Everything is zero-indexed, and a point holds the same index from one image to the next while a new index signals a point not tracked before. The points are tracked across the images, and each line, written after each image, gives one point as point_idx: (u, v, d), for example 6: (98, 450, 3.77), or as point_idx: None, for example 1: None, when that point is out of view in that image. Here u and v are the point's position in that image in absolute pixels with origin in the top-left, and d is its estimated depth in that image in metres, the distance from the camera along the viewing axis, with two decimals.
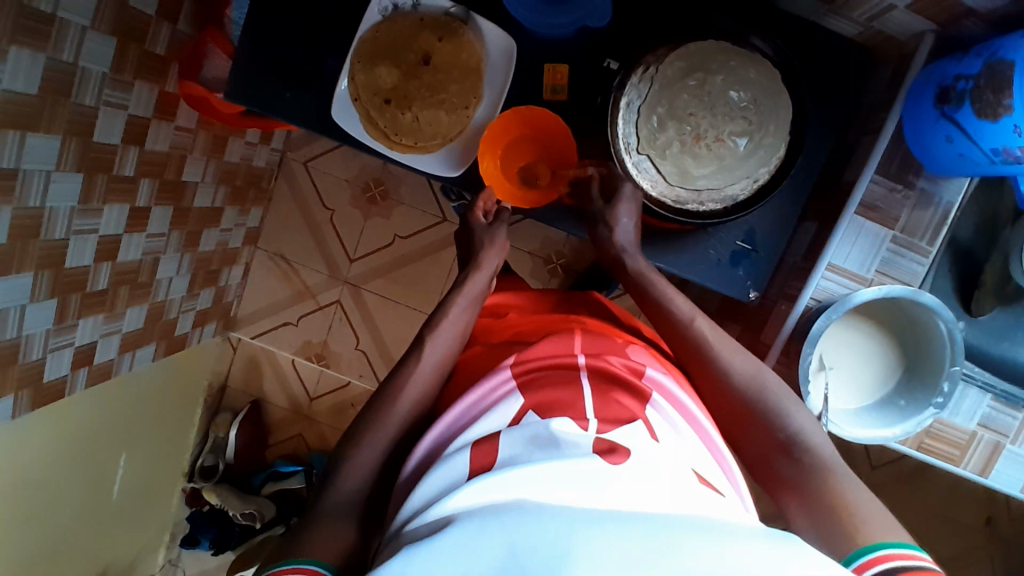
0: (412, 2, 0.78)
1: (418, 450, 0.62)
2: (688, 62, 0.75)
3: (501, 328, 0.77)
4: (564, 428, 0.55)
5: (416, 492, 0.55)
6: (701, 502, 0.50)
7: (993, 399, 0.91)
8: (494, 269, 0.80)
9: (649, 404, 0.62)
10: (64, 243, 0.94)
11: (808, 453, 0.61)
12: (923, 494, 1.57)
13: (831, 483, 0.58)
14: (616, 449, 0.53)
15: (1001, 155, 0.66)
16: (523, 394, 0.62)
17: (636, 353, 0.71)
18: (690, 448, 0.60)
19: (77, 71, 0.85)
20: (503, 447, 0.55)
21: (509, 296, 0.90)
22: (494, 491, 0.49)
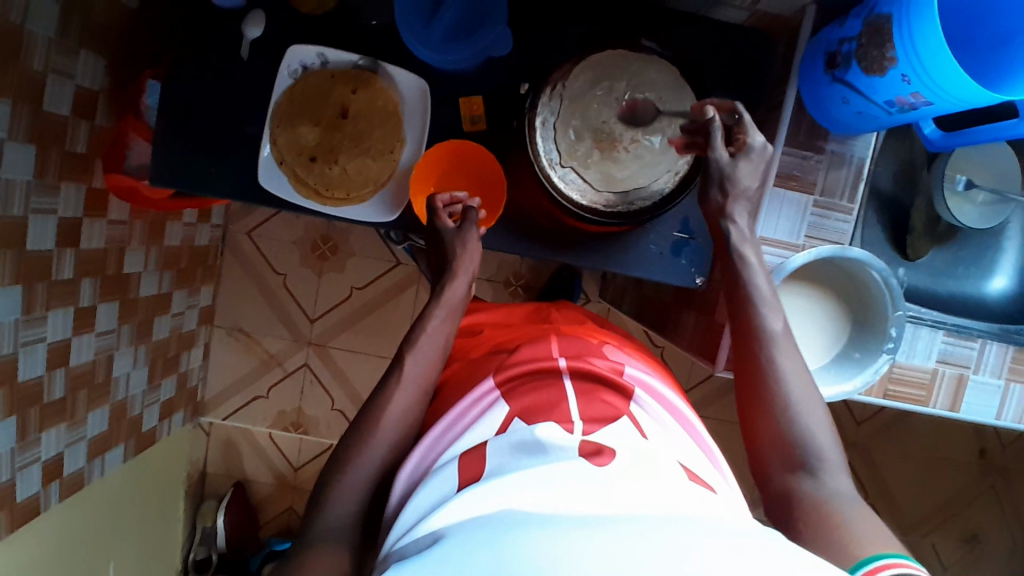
0: (320, 60, 0.80)
1: (406, 470, 0.63)
2: (592, 73, 0.79)
3: (478, 344, 0.80)
4: (547, 433, 0.57)
5: (405, 510, 0.56)
6: (688, 498, 0.50)
7: (947, 335, 0.93)
8: (471, 271, 0.79)
9: (632, 402, 0.66)
10: (13, 357, 0.91)
11: (824, 482, 0.63)
12: (911, 440, 1.61)
13: (837, 513, 0.59)
14: (602, 450, 0.55)
15: (896, 105, 0.70)
16: (508, 401, 0.64)
17: (612, 353, 0.75)
18: (674, 439, 0.64)
19: (1, 183, 0.84)
20: (490, 457, 0.56)
21: (480, 313, 0.91)
22: (480, 503, 0.50)
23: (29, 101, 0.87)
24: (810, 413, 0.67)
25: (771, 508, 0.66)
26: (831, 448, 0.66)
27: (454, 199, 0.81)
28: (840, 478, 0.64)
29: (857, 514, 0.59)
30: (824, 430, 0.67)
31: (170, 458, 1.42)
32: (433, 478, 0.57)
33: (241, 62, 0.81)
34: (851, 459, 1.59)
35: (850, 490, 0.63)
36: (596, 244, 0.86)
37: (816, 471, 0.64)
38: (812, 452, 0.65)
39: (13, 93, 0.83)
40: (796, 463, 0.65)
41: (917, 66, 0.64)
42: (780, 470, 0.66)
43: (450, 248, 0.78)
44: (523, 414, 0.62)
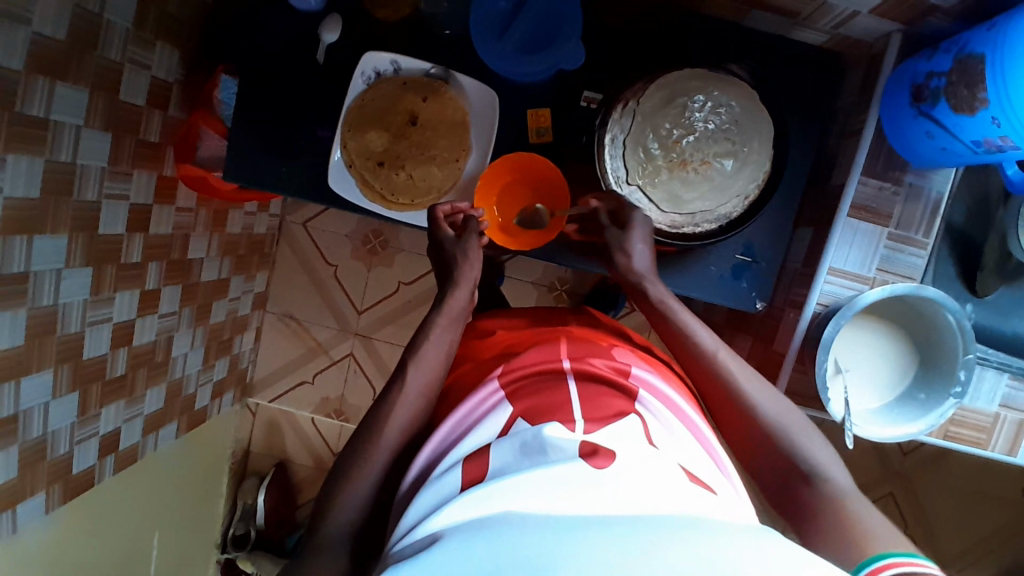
0: (393, 67, 0.81)
1: (420, 459, 0.65)
2: (666, 93, 0.77)
3: (491, 346, 0.80)
4: (554, 432, 0.57)
5: (410, 510, 0.57)
6: (684, 493, 0.52)
7: (1010, 378, 0.91)
8: (472, 283, 0.77)
9: (638, 402, 0.65)
10: (80, 335, 0.96)
11: (823, 485, 0.62)
12: (959, 475, 1.56)
13: (839, 509, 0.59)
14: (598, 451, 0.55)
15: (982, 146, 0.67)
16: (511, 403, 0.65)
17: (621, 354, 0.74)
18: (677, 440, 0.63)
19: (76, 169, 0.88)
20: (493, 458, 0.57)
21: (505, 319, 0.91)
22: (482, 505, 0.51)
23: (108, 92, 0.90)
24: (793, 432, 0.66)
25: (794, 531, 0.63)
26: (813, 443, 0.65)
27: (455, 209, 0.82)
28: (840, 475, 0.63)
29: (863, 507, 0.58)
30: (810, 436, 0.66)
31: (216, 435, 1.47)
32: (443, 473, 0.58)
33: (316, 65, 0.83)
34: (893, 489, 1.55)
35: (852, 485, 0.62)
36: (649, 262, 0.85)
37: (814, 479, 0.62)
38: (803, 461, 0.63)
39: (90, 83, 0.87)
40: (795, 476, 0.63)
41: (1010, 110, 0.61)
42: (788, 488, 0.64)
43: (452, 255, 0.77)
44: (527, 414, 0.63)
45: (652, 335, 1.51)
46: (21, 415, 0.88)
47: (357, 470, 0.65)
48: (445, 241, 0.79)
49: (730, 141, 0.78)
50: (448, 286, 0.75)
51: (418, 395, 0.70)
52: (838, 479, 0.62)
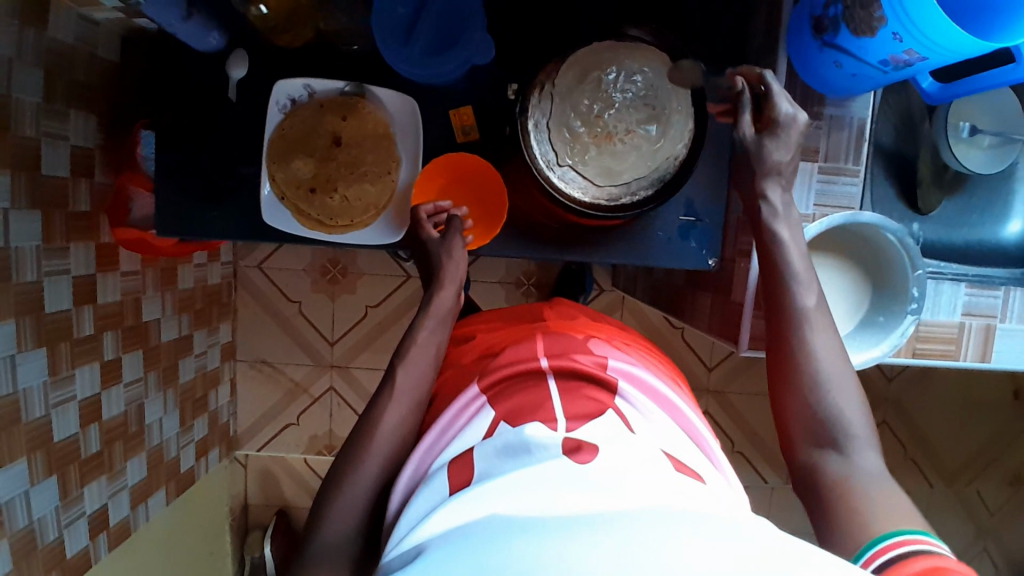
0: (307, 92, 0.80)
1: (403, 479, 0.64)
2: (580, 70, 0.79)
3: (471, 349, 0.80)
4: (536, 432, 0.57)
5: (397, 530, 0.56)
6: (671, 484, 0.51)
7: (969, 287, 0.90)
8: (458, 280, 0.80)
9: (618, 395, 0.65)
10: (46, 420, 0.93)
11: (852, 460, 0.63)
12: (946, 390, 1.58)
13: (856, 492, 0.60)
14: (582, 447, 0.55)
15: (890, 63, 0.68)
16: (493, 406, 0.65)
17: (598, 347, 0.74)
18: (662, 430, 0.63)
19: (9, 253, 0.86)
20: (478, 462, 0.57)
21: (479, 321, 0.90)
22: (466, 512, 0.50)
23: (28, 170, 0.88)
24: (839, 394, 0.66)
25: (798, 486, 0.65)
26: (851, 407, 0.65)
27: (439, 209, 0.83)
28: (869, 458, 0.63)
29: (879, 493, 0.59)
30: (858, 411, 0.65)
31: (211, 495, 1.45)
32: (427, 485, 0.58)
33: (229, 103, 0.82)
34: (885, 416, 1.58)
35: (880, 468, 0.62)
36: (596, 239, 0.86)
37: (845, 449, 0.64)
38: (842, 430, 0.64)
39: (9, 163, 0.85)
40: (825, 441, 0.64)
41: (906, 22, 0.62)
42: (807, 447, 0.66)
43: (438, 257, 0.80)
44: (509, 416, 0.62)
45: (625, 312, 1.52)
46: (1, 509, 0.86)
47: (341, 498, 0.64)
48: (431, 242, 0.81)
49: (650, 105, 0.79)
50: (435, 286, 0.78)
51: (389, 412, 0.68)
52: (861, 456, 0.63)
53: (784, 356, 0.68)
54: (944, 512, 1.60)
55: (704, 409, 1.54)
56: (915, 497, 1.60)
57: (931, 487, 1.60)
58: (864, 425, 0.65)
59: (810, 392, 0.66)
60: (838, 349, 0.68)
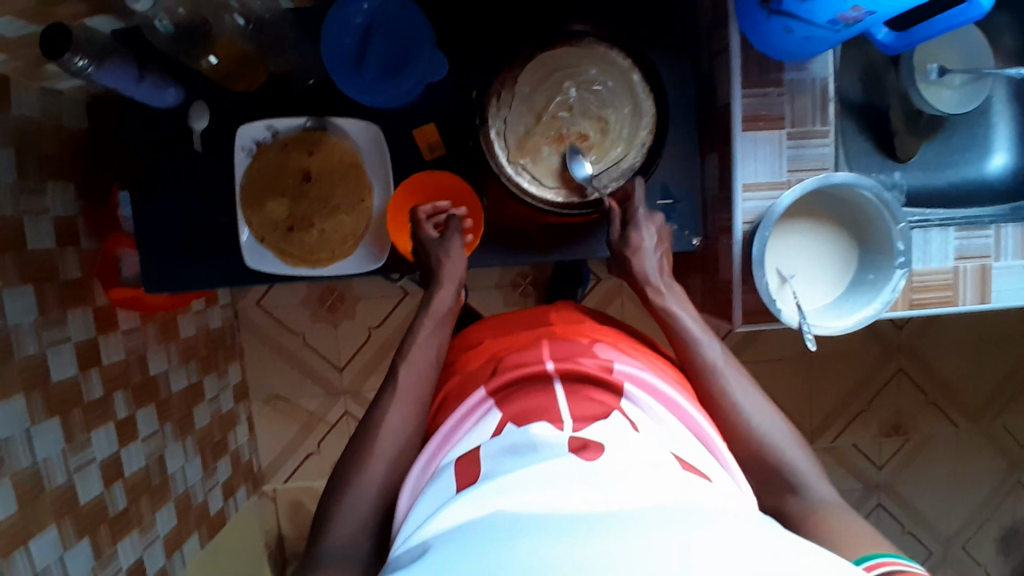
0: (270, 132, 0.81)
1: (410, 483, 0.65)
2: (540, 71, 0.78)
3: (477, 355, 0.79)
4: (541, 432, 0.58)
5: (405, 527, 0.57)
6: (677, 483, 0.51)
7: (958, 231, 0.89)
8: (457, 279, 0.80)
9: (623, 397, 0.65)
10: (69, 486, 0.96)
11: (809, 496, 0.65)
12: (959, 330, 1.56)
13: (824, 525, 0.62)
14: (588, 445, 0.55)
15: (840, 22, 0.67)
16: (500, 409, 0.65)
17: (603, 350, 0.73)
18: (670, 431, 0.62)
19: (7, 330, 0.87)
20: (484, 461, 0.57)
21: (477, 328, 0.90)
22: (471, 509, 0.50)
23: (14, 247, 0.90)
24: (771, 427, 0.69)
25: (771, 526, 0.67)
26: (786, 438, 0.69)
27: (437, 210, 0.83)
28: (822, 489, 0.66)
29: (839, 520, 0.62)
30: (797, 447, 0.69)
31: (244, 533, 1.47)
32: (434, 488, 0.58)
33: (196, 155, 0.83)
34: (900, 364, 1.57)
35: (834, 494, 0.65)
36: (578, 237, 0.86)
37: (799, 489, 0.66)
38: (789, 471, 0.66)
39: None
40: (780, 486, 0.67)
41: None
42: (769, 494, 0.67)
43: (436, 255, 0.81)
44: (516, 417, 0.62)
45: (624, 298, 1.52)
46: None
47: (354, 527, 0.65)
48: (429, 243, 0.81)
49: (609, 100, 0.80)
50: (433, 287, 0.79)
51: (390, 437, 0.69)
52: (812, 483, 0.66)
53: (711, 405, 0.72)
54: (969, 451, 1.60)
55: None
56: (941, 441, 1.59)
57: (956, 428, 1.59)
58: (803, 456, 0.68)
59: (753, 440, 0.69)
60: (760, 394, 0.72)
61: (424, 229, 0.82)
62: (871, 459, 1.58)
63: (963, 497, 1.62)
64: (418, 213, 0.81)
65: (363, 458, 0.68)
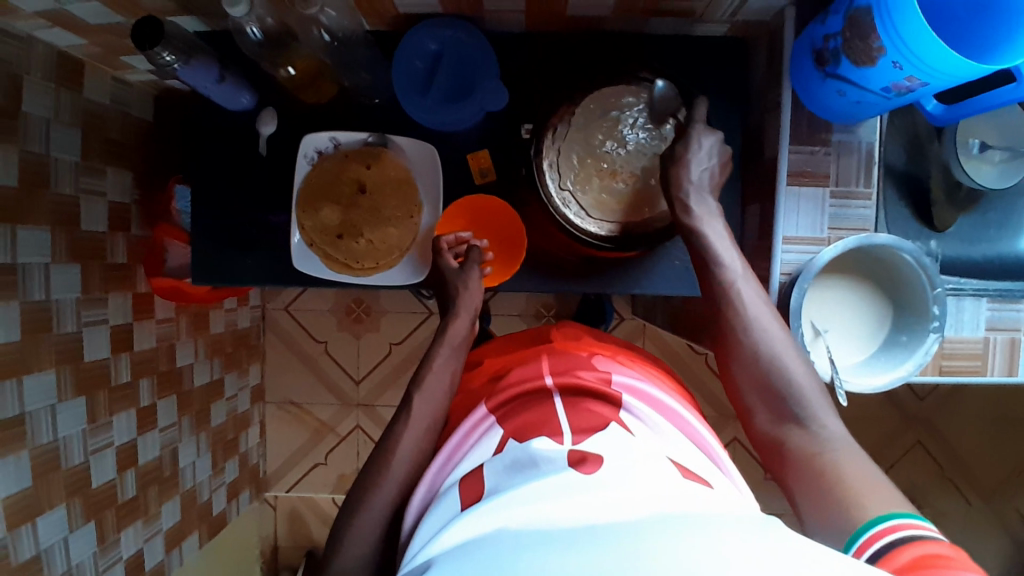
0: (332, 143, 0.85)
1: (416, 500, 0.66)
2: (592, 108, 0.82)
3: (482, 372, 0.81)
4: (543, 446, 0.59)
5: (415, 542, 0.58)
6: (679, 490, 0.52)
7: (991, 302, 0.90)
8: (473, 309, 0.82)
9: (622, 408, 0.66)
10: (85, 466, 0.97)
11: (813, 429, 0.68)
12: (981, 407, 1.54)
13: (825, 460, 0.65)
14: (586, 458, 0.56)
15: (893, 90, 0.69)
16: (502, 424, 0.66)
17: (602, 363, 0.75)
18: (671, 442, 0.63)
19: (51, 305, 0.90)
20: (488, 479, 0.58)
21: (490, 346, 0.91)
22: (473, 524, 0.51)
23: (67, 227, 0.93)
24: (789, 359, 0.72)
25: (770, 460, 0.71)
26: (800, 370, 0.71)
27: (459, 239, 0.86)
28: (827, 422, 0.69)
29: (843, 455, 0.65)
30: (812, 380, 0.71)
31: (241, 537, 1.46)
32: (441, 505, 0.59)
33: (259, 156, 0.87)
34: (919, 436, 1.54)
35: (842, 429, 0.68)
36: (609, 272, 0.88)
37: (803, 420, 0.69)
38: (801, 401, 0.69)
39: (50, 221, 0.90)
40: (784, 414, 0.70)
41: (907, 52, 0.63)
42: (771, 421, 0.71)
43: (454, 286, 0.83)
44: (516, 434, 0.63)
45: (646, 339, 1.53)
46: (42, 554, 0.90)
47: (369, 528, 0.66)
48: (449, 271, 0.84)
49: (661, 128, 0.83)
50: (448, 315, 0.81)
51: (416, 447, 0.70)
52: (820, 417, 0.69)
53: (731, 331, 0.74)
54: (982, 533, 1.57)
55: (731, 436, 1.53)
56: (954, 519, 1.56)
57: (972, 508, 1.56)
58: (816, 390, 0.70)
59: (768, 369, 0.72)
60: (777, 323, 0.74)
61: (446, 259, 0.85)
62: None
63: None
64: (439, 244, 0.84)
65: (390, 465, 0.69)
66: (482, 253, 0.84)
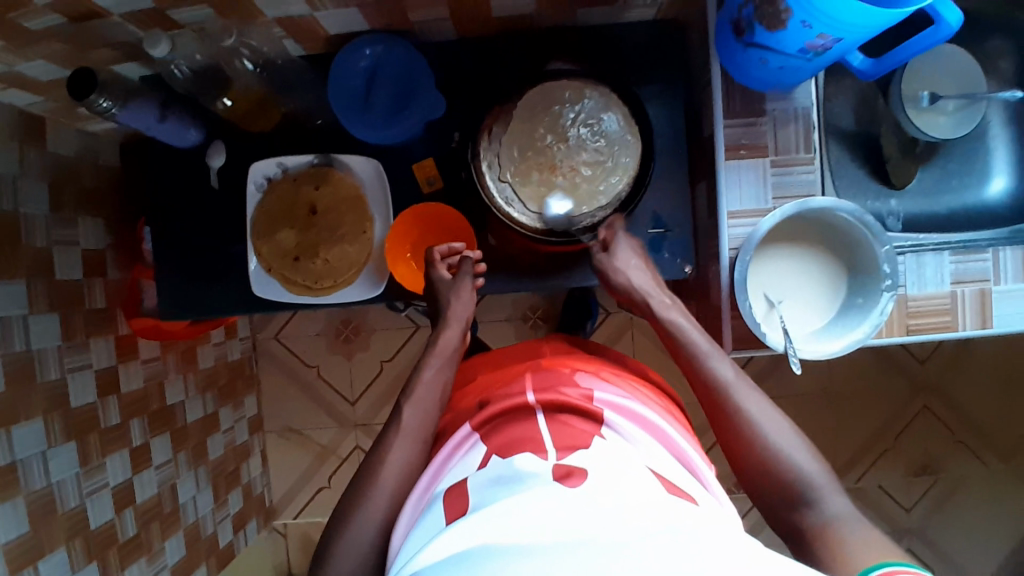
0: (279, 168, 0.87)
1: (403, 519, 0.65)
2: (529, 108, 0.83)
3: (469, 393, 0.79)
4: (525, 462, 0.58)
5: (399, 560, 0.58)
6: (660, 503, 0.53)
7: (954, 254, 0.88)
8: (464, 319, 0.83)
9: (604, 425, 0.66)
10: (82, 508, 0.99)
11: (817, 503, 0.65)
12: (986, 364, 1.51)
13: (832, 539, 0.62)
14: (572, 472, 0.56)
15: (811, 50, 0.69)
16: (484, 442, 0.66)
17: (584, 380, 0.74)
18: (652, 455, 0.64)
19: (33, 355, 0.93)
20: (471, 495, 0.57)
21: (476, 361, 0.91)
22: (458, 543, 0.51)
23: (42, 277, 0.96)
24: (778, 430, 0.71)
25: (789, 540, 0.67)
26: (789, 439, 0.70)
27: (452, 250, 0.87)
28: (833, 496, 0.65)
29: (856, 532, 0.61)
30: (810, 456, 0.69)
31: (252, 568, 1.47)
32: (426, 519, 0.59)
33: (213, 189, 0.89)
34: (925, 401, 1.51)
35: (848, 510, 0.64)
36: (569, 263, 0.90)
37: (803, 493, 0.66)
38: (803, 485, 0.67)
39: (25, 273, 0.93)
40: (789, 491, 0.67)
41: (813, 10, 0.63)
42: (779, 505, 0.68)
43: (446, 297, 0.84)
44: (499, 450, 0.62)
45: (635, 331, 1.53)
46: None
47: (336, 537, 0.67)
48: (441, 282, 0.85)
49: (597, 116, 0.83)
50: (440, 325, 0.81)
51: (380, 452, 0.72)
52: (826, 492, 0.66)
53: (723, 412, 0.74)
54: (1002, 494, 1.53)
55: None
56: (971, 483, 1.52)
57: (988, 470, 1.53)
58: (816, 465, 0.68)
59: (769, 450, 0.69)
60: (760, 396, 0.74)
61: (438, 269, 0.86)
62: (897, 501, 1.52)
63: (998, 545, 1.53)
64: (434, 254, 0.86)
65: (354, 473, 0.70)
66: (475, 263, 0.85)
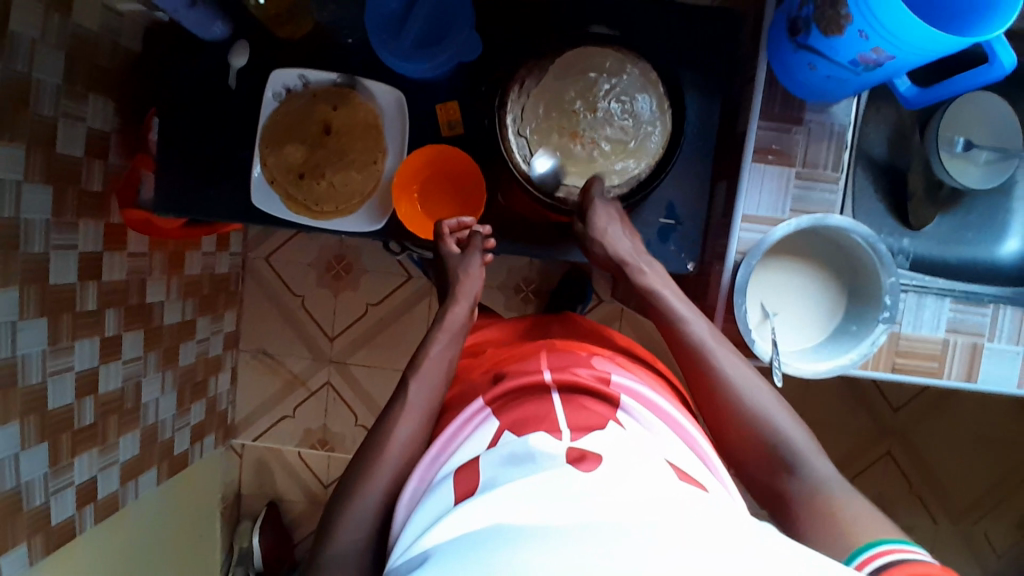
0: (301, 81, 0.84)
1: (410, 488, 0.63)
2: (562, 70, 0.81)
3: (479, 366, 0.78)
4: (539, 441, 0.55)
5: (406, 535, 0.56)
6: (676, 491, 0.49)
7: (954, 303, 0.88)
8: (471, 297, 0.82)
9: (620, 408, 0.63)
10: (42, 387, 0.98)
11: (804, 472, 0.65)
12: (956, 423, 1.52)
13: (821, 499, 0.62)
14: (585, 456, 0.53)
15: (861, 64, 0.67)
16: (497, 416, 0.63)
17: (601, 363, 0.71)
18: (666, 444, 0.61)
19: (20, 223, 0.91)
20: (482, 471, 0.55)
21: (486, 334, 0.90)
22: (466, 522, 0.48)
23: (43, 146, 0.94)
24: (764, 400, 0.70)
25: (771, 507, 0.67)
26: (777, 407, 0.69)
27: (461, 225, 0.86)
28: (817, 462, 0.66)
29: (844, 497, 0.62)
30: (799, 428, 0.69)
31: (202, 481, 1.47)
32: (432, 495, 0.57)
33: (229, 90, 0.87)
34: (890, 447, 1.52)
35: (832, 473, 0.65)
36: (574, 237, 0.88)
37: (794, 467, 0.66)
38: (786, 449, 0.67)
39: (27, 139, 0.90)
40: (776, 464, 0.67)
41: (873, 21, 0.61)
42: (764, 475, 0.68)
43: (456, 272, 0.83)
44: (513, 426, 0.60)
45: (623, 323, 1.52)
46: None
47: None
48: (450, 256, 0.84)
49: (631, 93, 0.81)
50: (448, 301, 0.80)
51: None
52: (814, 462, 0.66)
53: (704, 380, 0.73)
54: (944, 551, 1.55)
55: None
56: (917, 534, 1.54)
57: (936, 525, 1.55)
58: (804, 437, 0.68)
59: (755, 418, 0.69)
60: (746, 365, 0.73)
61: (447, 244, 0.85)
62: None
63: None
64: (442, 228, 0.84)
65: None
66: (485, 239, 0.84)
